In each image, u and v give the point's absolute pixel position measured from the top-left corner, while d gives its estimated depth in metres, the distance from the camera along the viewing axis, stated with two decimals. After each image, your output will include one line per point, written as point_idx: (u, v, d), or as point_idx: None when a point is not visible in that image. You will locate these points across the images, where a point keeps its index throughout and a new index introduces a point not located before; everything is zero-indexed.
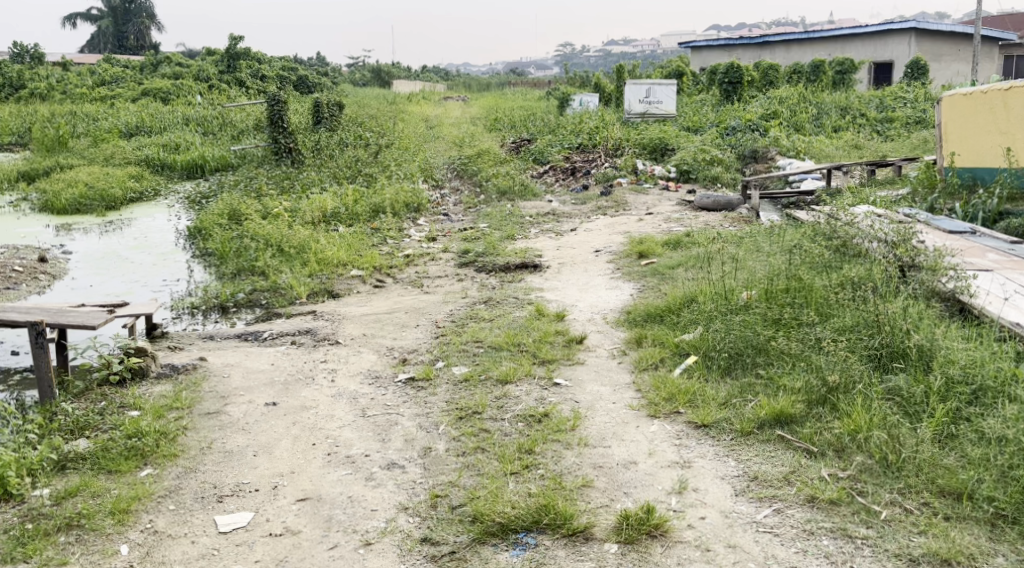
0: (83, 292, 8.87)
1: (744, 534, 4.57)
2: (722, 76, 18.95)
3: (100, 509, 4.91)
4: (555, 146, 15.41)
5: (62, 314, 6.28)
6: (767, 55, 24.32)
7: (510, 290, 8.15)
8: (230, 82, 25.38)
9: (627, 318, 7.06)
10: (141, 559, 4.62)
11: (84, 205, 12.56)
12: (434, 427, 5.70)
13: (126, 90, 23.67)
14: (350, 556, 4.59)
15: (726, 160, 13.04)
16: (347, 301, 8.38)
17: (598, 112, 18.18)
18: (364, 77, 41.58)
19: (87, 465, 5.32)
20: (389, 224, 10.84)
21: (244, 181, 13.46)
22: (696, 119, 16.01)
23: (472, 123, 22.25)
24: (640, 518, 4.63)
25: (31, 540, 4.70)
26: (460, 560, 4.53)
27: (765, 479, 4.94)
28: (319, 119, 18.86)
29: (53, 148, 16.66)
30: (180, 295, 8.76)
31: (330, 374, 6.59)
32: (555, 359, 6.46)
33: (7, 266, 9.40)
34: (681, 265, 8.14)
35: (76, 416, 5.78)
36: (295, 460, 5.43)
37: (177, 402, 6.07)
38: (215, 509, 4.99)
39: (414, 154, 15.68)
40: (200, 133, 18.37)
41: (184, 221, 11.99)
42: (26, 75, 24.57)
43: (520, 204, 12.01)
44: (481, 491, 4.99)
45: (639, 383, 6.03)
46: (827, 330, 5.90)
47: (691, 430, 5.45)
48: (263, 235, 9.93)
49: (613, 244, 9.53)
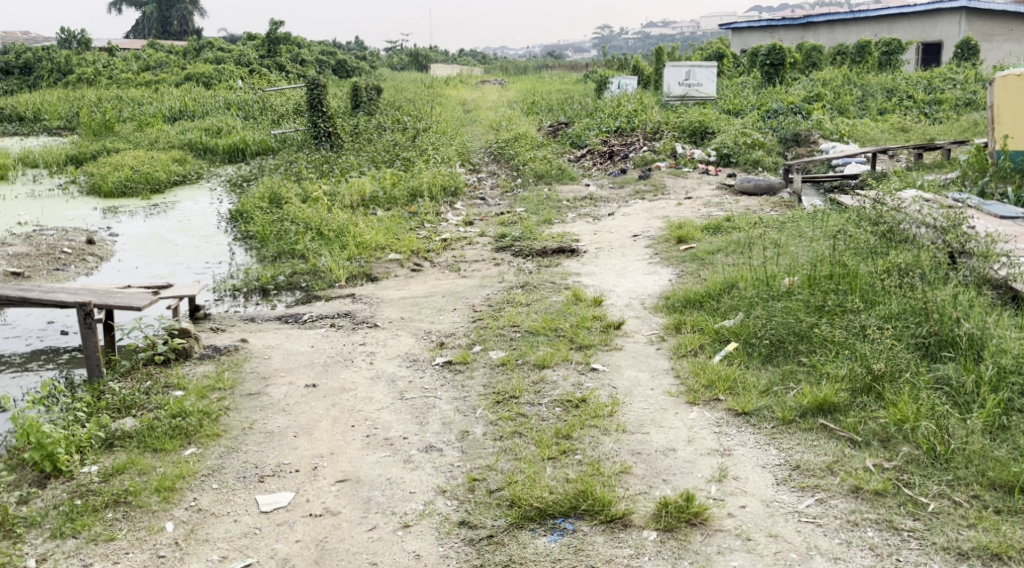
0: (129, 273, 8.99)
1: (786, 524, 4.52)
2: (764, 58, 18.55)
3: (146, 487, 4.99)
4: (593, 130, 15.30)
5: (109, 294, 6.36)
6: (811, 36, 24.07)
7: (548, 274, 8.11)
8: (270, 66, 25.61)
9: (665, 304, 6.99)
10: (186, 536, 4.68)
11: (129, 188, 12.72)
12: (471, 411, 5.71)
13: (170, 75, 23.91)
14: (389, 538, 4.62)
15: (767, 143, 12.87)
16: (385, 284, 8.41)
17: (637, 95, 18.03)
18: (401, 61, 41.56)
19: (134, 443, 5.40)
20: (427, 207, 10.84)
21: (285, 165, 13.54)
22: (737, 102, 15.79)
23: (510, 106, 22.15)
24: (680, 505, 4.60)
25: (80, 515, 4.79)
26: (498, 544, 4.54)
27: (807, 469, 4.88)
28: (357, 104, 18.93)
29: (100, 132, 16.90)
30: (222, 277, 8.85)
31: (368, 357, 6.62)
32: (592, 344, 6.43)
33: (56, 247, 9.55)
34: (721, 250, 8.05)
35: (122, 395, 5.87)
36: (335, 441, 5.47)
37: (219, 382, 6.13)
38: (257, 488, 5.05)
39: (451, 138, 15.67)
40: (241, 117, 18.51)
41: (226, 204, 12.11)
42: (73, 60, 24.91)
43: (557, 188, 11.95)
44: (519, 475, 4.98)
45: (678, 368, 5.99)
46: (872, 317, 5.81)
47: (731, 418, 5.41)
48: (303, 219, 10.02)
49: (651, 229, 9.45)
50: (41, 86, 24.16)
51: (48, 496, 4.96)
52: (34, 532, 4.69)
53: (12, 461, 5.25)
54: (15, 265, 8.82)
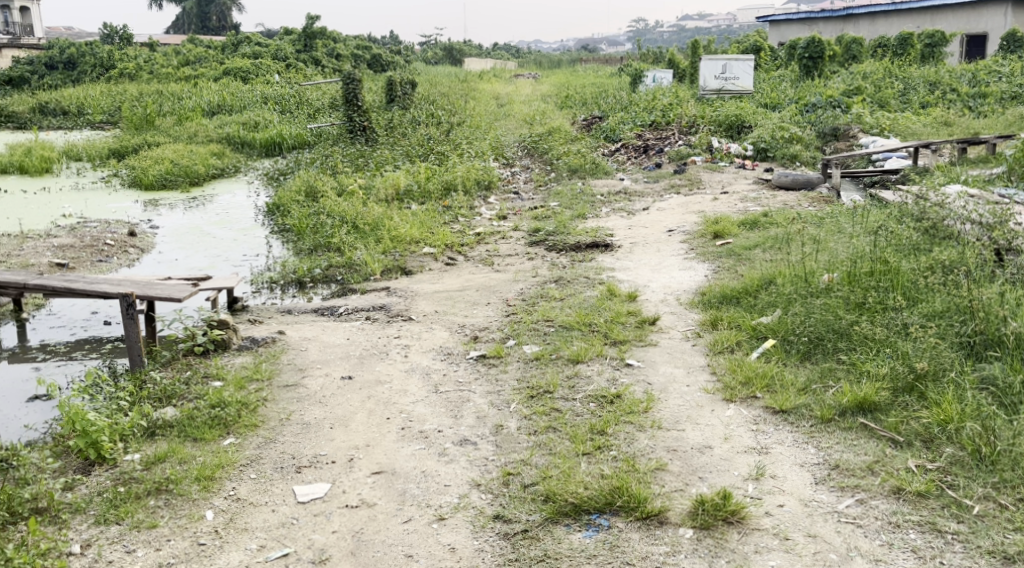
0: (168, 265, 9.10)
1: (825, 524, 4.47)
2: (803, 51, 18.34)
3: (187, 475, 5.05)
4: (627, 123, 15.22)
5: (150, 286, 6.45)
6: (851, 28, 23.76)
7: (581, 269, 8.08)
8: (307, 61, 25.89)
9: (701, 300, 6.93)
10: (225, 524, 4.73)
11: (169, 180, 12.88)
12: (506, 405, 5.71)
13: (209, 69, 24.16)
14: (424, 530, 4.63)
15: (806, 137, 12.73)
16: (419, 278, 8.43)
17: (673, 89, 17.90)
18: (436, 54, 41.67)
19: (174, 432, 5.48)
20: (461, 201, 10.85)
21: (320, 158, 13.62)
22: (775, 95, 15.62)
23: (545, 100, 22.11)
24: (717, 503, 4.57)
25: (123, 502, 4.86)
26: (533, 538, 4.54)
27: (846, 468, 4.83)
28: (392, 98, 19.01)
29: (141, 126, 17.15)
30: (259, 270, 8.93)
31: (402, 350, 6.64)
32: (627, 339, 6.40)
33: (99, 238, 9.69)
34: (758, 245, 7.97)
35: (163, 385, 5.95)
36: (370, 433, 5.50)
37: (257, 373, 6.19)
38: (294, 479, 5.09)
39: (485, 132, 15.67)
40: (278, 111, 18.65)
41: (263, 197, 12.22)
42: (116, 56, 25.28)
43: (591, 183, 11.92)
44: (554, 470, 4.97)
45: (714, 365, 5.94)
46: (915, 315, 5.73)
47: (768, 415, 5.36)
48: (339, 213, 10.09)
49: (687, 224, 9.38)
50: (85, 80, 24.53)
51: (92, 482, 5.04)
52: (78, 518, 4.77)
53: (56, 448, 5.34)
54: (59, 256, 8.96)
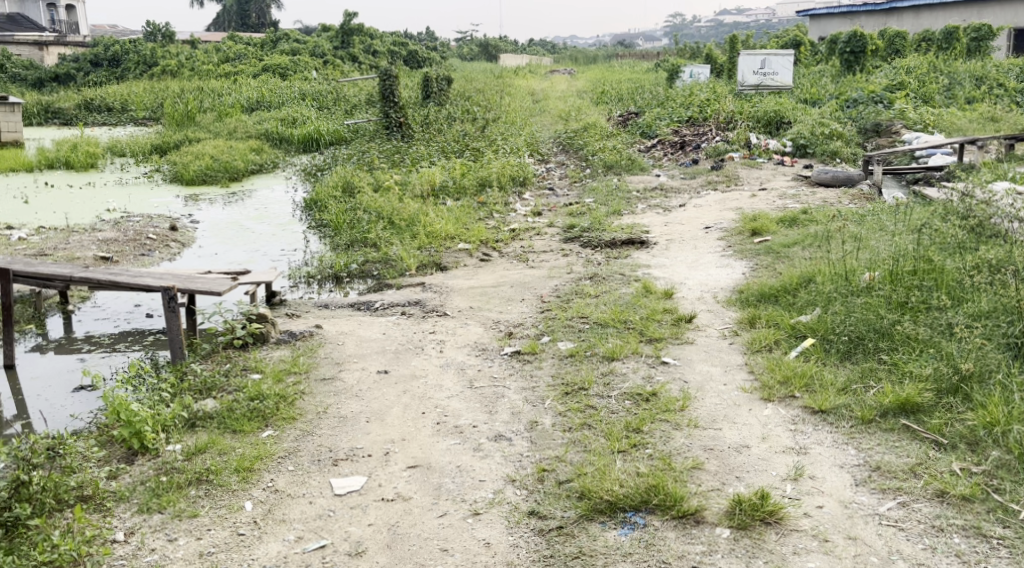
0: (209, 259, 9.21)
1: (866, 527, 4.41)
2: (844, 45, 18.11)
3: (226, 466, 5.11)
4: (664, 119, 15.11)
5: (191, 280, 6.53)
6: (893, 22, 23.37)
7: (617, 266, 8.04)
8: (344, 57, 26.19)
9: (739, 298, 6.87)
10: (264, 516, 4.77)
11: (210, 176, 13.03)
12: (540, 402, 5.70)
13: (248, 66, 24.39)
14: (459, 525, 4.64)
15: (846, 133, 12.57)
16: (454, 274, 8.44)
17: (710, 84, 17.76)
18: (471, 51, 41.73)
19: (214, 424, 5.54)
20: (496, 198, 10.85)
21: (357, 154, 13.71)
22: (815, 91, 15.46)
23: (581, 96, 22.06)
24: (755, 503, 4.53)
25: (165, 491, 4.92)
26: (568, 535, 4.52)
27: (888, 470, 4.76)
28: (428, 94, 19.06)
29: (182, 122, 17.36)
30: (297, 264, 9.01)
31: (438, 346, 6.65)
32: (663, 337, 6.35)
33: (142, 232, 9.82)
34: (797, 243, 7.87)
35: (204, 377, 6.02)
36: (406, 428, 5.51)
37: (295, 366, 6.25)
38: (331, 471, 5.12)
39: (520, 128, 15.65)
40: (316, 107, 18.78)
41: (301, 193, 12.33)
42: (158, 53, 25.61)
43: (626, 179, 11.85)
44: (589, 468, 4.95)
45: (752, 364, 5.88)
46: (960, 315, 5.63)
47: (807, 415, 5.30)
48: (376, 209, 10.14)
49: (724, 221, 9.29)
50: (129, 77, 24.87)
51: (135, 472, 5.11)
52: (122, 506, 4.84)
53: (101, 438, 5.43)
54: (103, 249, 9.09)
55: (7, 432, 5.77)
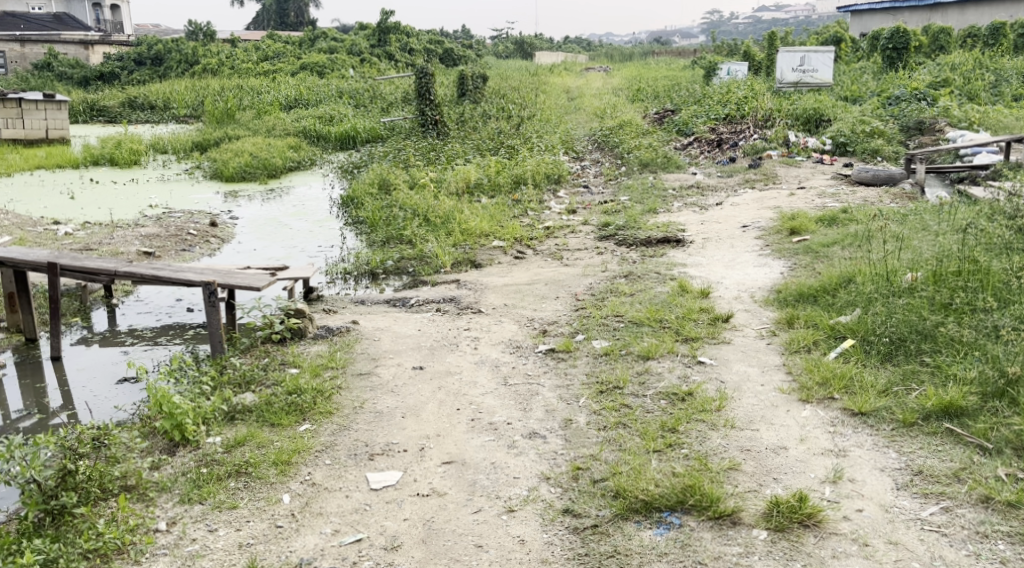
0: (247, 255, 9.30)
1: (907, 532, 4.35)
2: (886, 41, 17.85)
3: (265, 459, 5.16)
4: (701, 117, 14.98)
5: (230, 275, 6.59)
6: (937, 18, 22.98)
7: (652, 264, 7.99)
8: (381, 56, 26.32)
9: (777, 297, 6.79)
10: (301, 509, 4.81)
11: (249, 173, 13.15)
12: (575, 400, 5.68)
13: (286, 64, 24.60)
14: (494, 522, 4.64)
15: (888, 131, 12.39)
16: (489, 271, 8.44)
17: (748, 81, 17.61)
18: (506, 49, 41.67)
19: (253, 417, 5.60)
20: (530, 195, 10.83)
21: (394, 152, 13.77)
22: (856, 88, 15.26)
23: (616, 93, 21.96)
24: (792, 506, 4.48)
25: (205, 483, 4.98)
26: (604, 534, 4.51)
27: (931, 474, 4.69)
28: (463, 92, 19.10)
29: (222, 120, 17.55)
30: (334, 260, 9.07)
31: (472, 343, 6.66)
32: (699, 336, 6.30)
33: (183, 228, 9.94)
34: (837, 243, 7.76)
35: (243, 370, 6.09)
36: (441, 424, 5.53)
37: (332, 361, 6.28)
38: (367, 466, 5.14)
39: (555, 126, 15.62)
40: (353, 105, 18.89)
41: (338, 190, 12.41)
42: (199, 51, 25.87)
43: (662, 177, 11.76)
44: (624, 467, 4.93)
45: (790, 365, 5.81)
46: (1006, 317, 5.53)
47: (846, 418, 5.23)
48: (411, 206, 10.17)
49: (761, 220, 9.20)
50: (170, 76, 25.19)
51: (176, 463, 5.18)
52: (164, 497, 4.90)
53: (143, 429, 5.50)
54: (146, 245, 9.21)
55: (52, 423, 5.88)
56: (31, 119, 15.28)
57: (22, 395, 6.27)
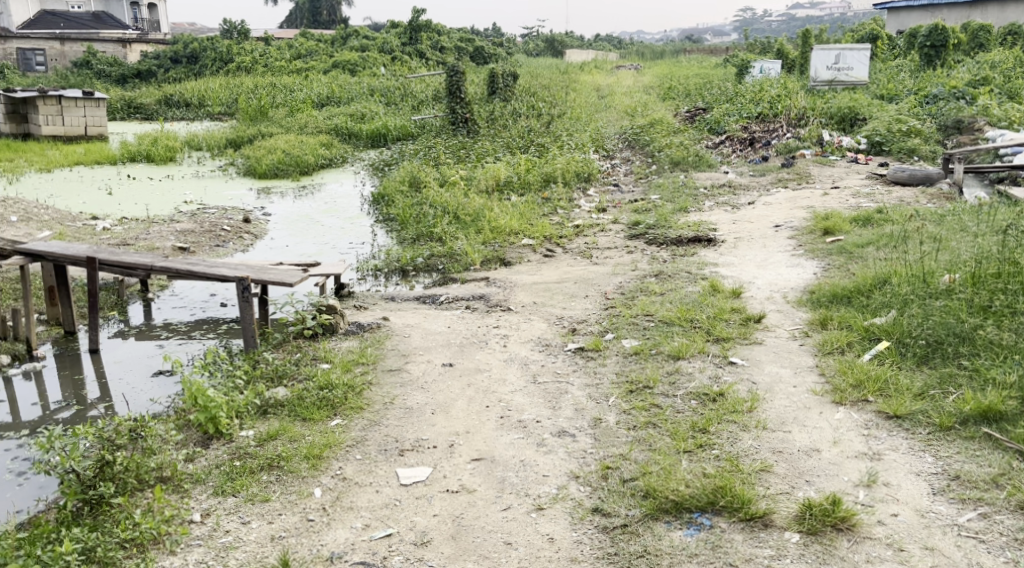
0: (280, 251, 9.37)
1: (943, 537, 4.29)
2: (924, 39, 17.56)
3: (297, 453, 5.19)
4: (733, 115, 14.84)
5: (264, 270, 6.64)
6: (977, 15, 22.62)
7: (683, 264, 7.94)
8: (411, 54, 26.39)
9: (810, 298, 6.72)
10: (332, 503, 4.83)
11: (281, 170, 13.25)
12: (604, 399, 5.66)
13: (318, 62, 24.74)
14: (523, 519, 4.63)
15: (925, 131, 12.21)
16: (518, 269, 8.44)
17: (781, 79, 17.47)
18: (536, 47, 41.60)
19: (286, 412, 5.63)
20: (560, 194, 10.80)
21: (424, 150, 13.80)
22: (892, 87, 15.06)
23: (647, 91, 21.84)
24: (825, 509, 4.43)
25: (238, 475, 5.02)
26: (633, 534, 4.48)
27: (968, 479, 4.62)
28: (494, 90, 19.10)
29: (255, 117, 17.71)
30: (365, 257, 9.12)
31: (502, 340, 6.65)
32: (730, 337, 6.25)
33: (217, 223, 10.03)
34: (871, 243, 7.65)
35: (276, 365, 6.13)
36: (470, 421, 5.53)
37: (363, 357, 6.31)
38: (397, 461, 5.16)
39: (586, 124, 15.57)
40: (384, 103, 18.97)
41: (369, 187, 12.47)
42: (234, 49, 26.08)
43: (694, 176, 11.69)
44: (654, 467, 4.90)
45: (823, 366, 5.75)
46: None
47: (881, 421, 5.16)
48: (441, 203, 10.19)
49: (794, 220, 9.11)
50: (206, 74, 25.41)
51: (210, 456, 5.22)
52: (198, 488, 4.94)
53: (178, 422, 5.56)
54: (181, 240, 9.31)
55: (90, 415, 5.95)
56: (70, 116, 15.51)
57: (61, 386, 6.36)
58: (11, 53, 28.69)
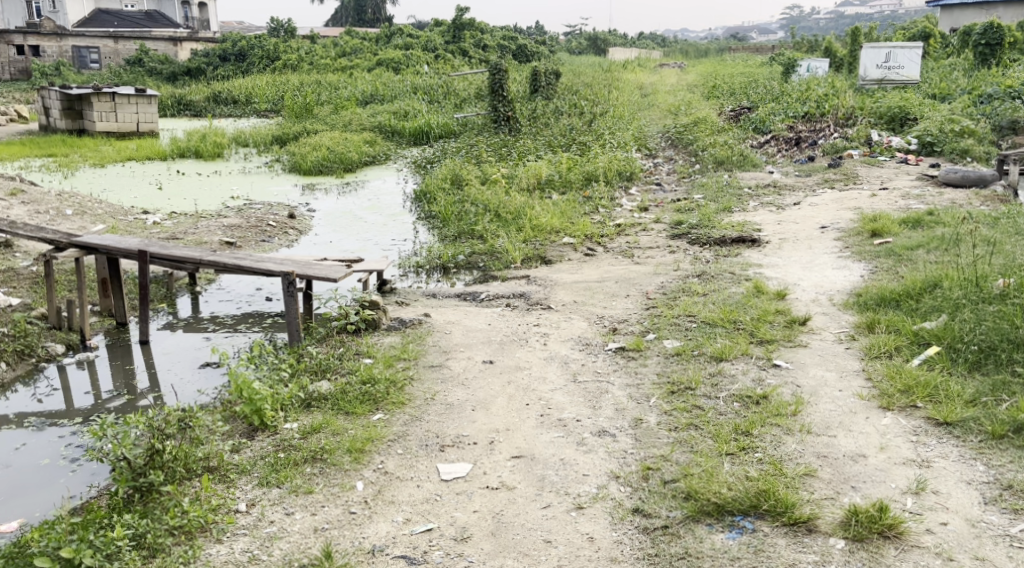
0: (323, 247, 9.44)
1: (994, 548, 4.19)
2: (979, 37, 17.17)
3: (340, 447, 5.22)
4: (778, 114, 14.64)
5: (309, 266, 6.71)
6: None
7: (727, 264, 7.85)
8: (455, 52, 26.46)
9: (857, 301, 6.59)
10: (374, 496, 4.85)
11: (326, 166, 13.36)
12: (645, 399, 5.62)
13: (363, 60, 24.90)
14: (563, 518, 4.61)
15: (978, 131, 11.92)
16: (559, 267, 8.41)
17: (828, 78, 17.23)
18: (580, 45, 41.46)
19: (329, 405, 5.67)
20: (602, 192, 10.75)
21: (466, 148, 13.83)
22: (945, 86, 14.76)
23: (692, 90, 21.65)
24: (872, 515, 4.35)
25: (283, 467, 5.06)
26: (673, 535, 4.45)
27: (1021, 490, 4.51)
28: (536, 88, 19.10)
29: (301, 115, 17.89)
30: (407, 254, 9.16)
31: (542, 339, 6.63)
32: (775, 339, 6.16)
33: (263, 219, 10.14)
34: (921, 245, 7.51)
35: (319, 359, 6.18)
36: (511, 418, 5.52)
37: (405, 353, 6.34)
38: (438, 457, 5.17)
39: (629, 123, 15.49)
40: (427, 101, 19.04)
41: (411, 184, 12.52)
42: (281, 48, 26.37)
43: (738, 175, 11.56)
44: (695, 468, 4.85)
45: (870, 371, 5.64)
46: None
47: (930, 427, 5.06)
48: (482, 201, 10.19)
49: (841, 221, 8.96)
50: (253, 71, 25.71)
51: (256, 447, 5.28)
52: (243, 479, 5.00)
53: (224, 413, 5.63)
54: (228, 234, 9.43)
55: (140, 404, 6.05)
56: (123, 112, 15.80)
57: (113, 376, 6.47)
58: (67, 52, 29.33)
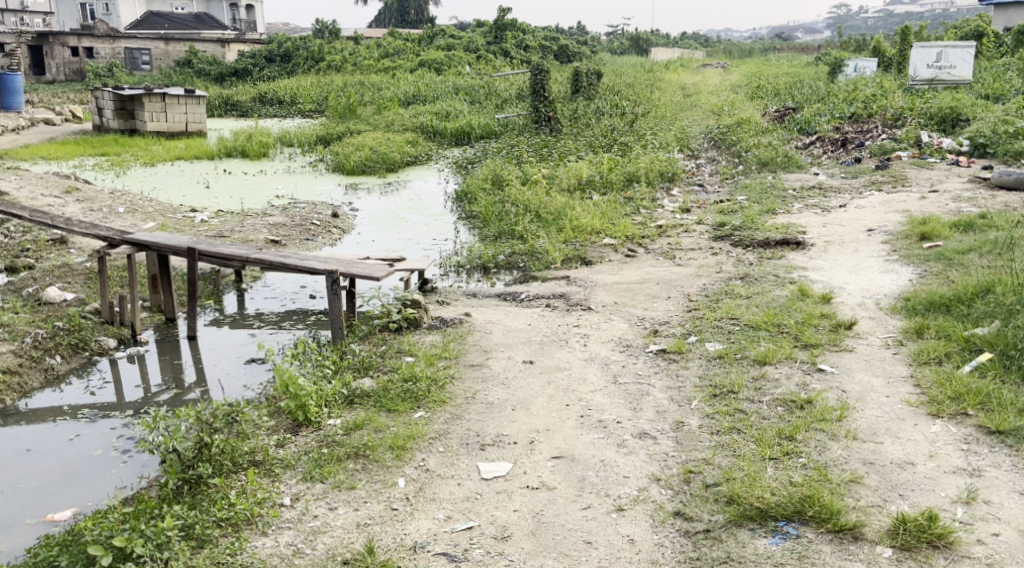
0: (365, 246, 9.51)
1: None
2: None
3: (382, 443, 5.25)
4: (824, 115, 14.43)
5: (353, 264, 6.75)
6: None
7: (771, 267, 7.76)
8: (496, 53, 26.47)
9: (905, 306, 6.47)
10: (415, 493, 4.87)
11: (369, 166, 13.46)
12: (687, 402, 5.57)
13: (406, 61, 25.04)
14: (603, 519, 4.60)
15: None
16: (599, 268, 8.38)
17: (875, 78, 16.97)
18: (622, 45, 41.24)
19: (371, 402, 5.71)
20: (644, 194, 10.69)
21: (508, 148, 13.84)
22: (998, 86, 14.45)
23: (736, 90, 21.47)
24: (921, 524, 4.27)
25: (326, 462, 5.10)
26: (716, 540, 4.40)
27: None
28: (578, 88, 19.07)
29: (344, 115, 18.05)
30: (448, 253, 9.19)
31: (582, 339, 6.61)
32: (820, 343, 6.08)
33: (307, 218, 10.23)
34: (973, 249, 7.36)
35: (362, 356, 6.22)
36: (551, 418, 5.51)
37: (446, 351, 6.36)
38: (478, 456, 5.18)
39: (671, 123, 15.38)
40: (469, 101, 19.10)
41: (453, 184, 12.56)
42: (325, 48, 26.64)
43: (783, 177, 11.42)
44: (738, 472, 4.79)
45: (918, 377, 5.54)
46: None
47: (981, 435, 4.96)
48: (523, 202, 10.17)
49: (889, 224, 8.81)
50: (297, 72, 25.97)
51: (300, 442, 5.32)
52: (288, 473, 5.05)
53: (270, 408, 5.70)
54: (272, 233, 9.53)
55: (187, 398, 6.14)
56: (173, 112, 16.07)
57: (162, 370, 6.57)
58: (119, 52, 29.93)
